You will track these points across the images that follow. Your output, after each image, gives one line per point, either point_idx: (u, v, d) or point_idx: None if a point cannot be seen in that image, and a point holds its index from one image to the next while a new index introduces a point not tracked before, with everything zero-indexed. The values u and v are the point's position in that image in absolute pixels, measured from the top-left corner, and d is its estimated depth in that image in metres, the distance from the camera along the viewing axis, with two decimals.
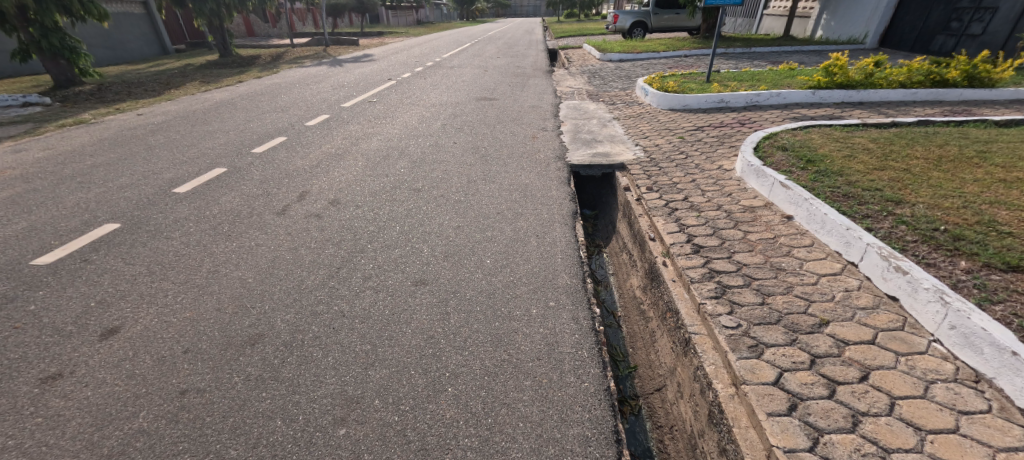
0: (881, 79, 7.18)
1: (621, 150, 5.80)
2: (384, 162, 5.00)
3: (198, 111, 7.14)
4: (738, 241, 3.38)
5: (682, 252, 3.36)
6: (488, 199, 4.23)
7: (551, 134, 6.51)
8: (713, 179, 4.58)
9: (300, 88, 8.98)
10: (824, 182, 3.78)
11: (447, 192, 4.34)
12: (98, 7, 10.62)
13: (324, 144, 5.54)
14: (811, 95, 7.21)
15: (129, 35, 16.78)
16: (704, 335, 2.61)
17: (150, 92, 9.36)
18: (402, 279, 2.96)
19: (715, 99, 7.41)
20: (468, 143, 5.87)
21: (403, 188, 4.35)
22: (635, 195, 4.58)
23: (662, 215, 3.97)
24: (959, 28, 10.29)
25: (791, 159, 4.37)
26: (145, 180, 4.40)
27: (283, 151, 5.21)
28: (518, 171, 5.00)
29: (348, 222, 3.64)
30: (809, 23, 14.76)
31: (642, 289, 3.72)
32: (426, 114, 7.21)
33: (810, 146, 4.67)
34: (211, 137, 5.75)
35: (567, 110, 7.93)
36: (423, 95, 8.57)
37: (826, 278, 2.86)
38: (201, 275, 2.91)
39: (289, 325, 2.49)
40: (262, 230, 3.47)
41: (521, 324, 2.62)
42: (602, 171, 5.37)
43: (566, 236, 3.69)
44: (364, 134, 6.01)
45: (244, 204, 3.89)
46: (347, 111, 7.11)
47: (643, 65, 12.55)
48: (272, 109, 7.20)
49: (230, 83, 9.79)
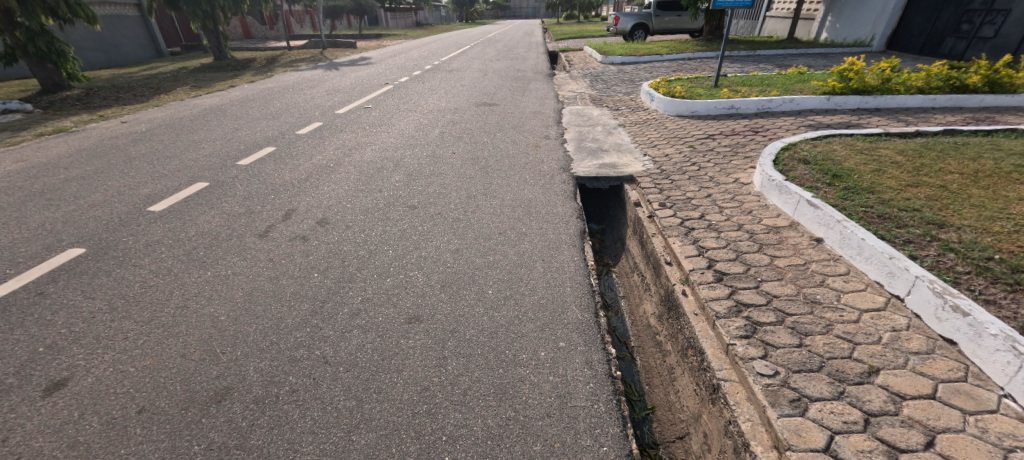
0: (898, 85, 6.89)
1: (629, 161, 5.49)
2: (378, 175, 4.69)
3: (186, 118, 6.83)
4: (765, 268, 3.07)
5: (703, 280, 3.06)
6: (489, 218, 3.92)
7: (555, 142, 6.20)
8: (730, 194, 4.28)
9: (293, 93, 8.68)
10: (854, 200, 3.48)
11: (445, 208, 4.03)
12: (86, 10, 10.24)
13: (315, 154, 5.23)
14: (826, 102, 6.94)
15: (123, 37, 16.49)
16: (735, 383, 2.31)
17: (138, 97, 9.06)
18: (394, 315, 2.64)
19: (725, 105, 7.11)
20: (468, 152, 5.57)
21: (398, 204, 4.04)
22: (646, 211, 4.28)
23: (678, 235, 3.67)
24: (970, 31, 10.01)
25: (815, 174, 4.07)
26: (120, 196, 4.09)
27: (271, 163, 4.90)
28: (521, 184, 4.69)
29: (337, 244, 3.34)
30: (814, 25, 14.47)
31: (657, 317, 3.42)
32: (424, 121, 6.90)
33: (833, 158, 4.36)
34: (195, 147, 5.43)
35: (570, 116, 7.63)
36: (420, 100, 8.28)
37: (869, 315, 2.56)
38: (168, 311, 2.61)
39: (262, 376, 2.18)
40: (241, 255, 3.16)
41: (529, 371, 2.32)
42: (610, 184, 5.07)
43: (575, 260, 3.39)
44: (358, 143, 5.70)
45: (224, 225, 3.58)
46: (341, 119, 6.81)
47: (647, 69, 12.25)
48: (262, 116, 6.89)
49: (222, 88, 9.49)
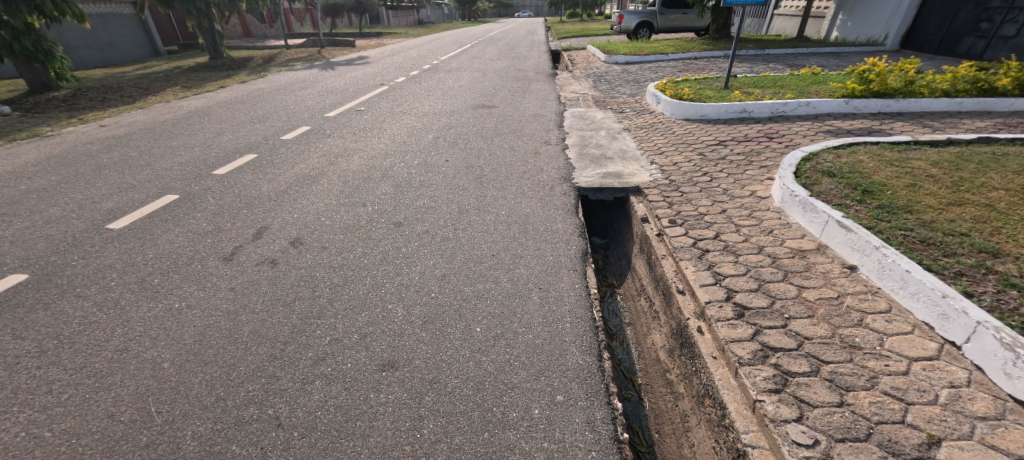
0: (922, 87, 6.53)
1: (634, 169, 5.11)
2: (364, 186, 4.35)
3: (168, 122, 6.48)
4: (794, 301, 2.72)
5: (721, 315, 2.69)
6: (481, 237, 3.55)
7: (555, 148, 5.83)
8: (747, 210, 3.90)
9: (284, 94, 8.32)
10: (891, 221, 3.14)
11: (434, 225, 3.68)
12: (74, 7, 9.82)
13: (298, 163, 4.87)
14: (844, 105, 6.55)
15: (117, 35, 16.16)
16: (765, 451, 1.98)
17: (124, 99, 8.73)
18: (365, 361, 2.29)
19: (737, 108, 6.72)
20: (463, 160, 5.20)
21: (383, 220, 3.69)
22: (655, 228, 3.90)
23: (692, 258, 3.30)
24: (989, 30, 9.59)
25: (842, 189, 3.70)
26: (78, 211, 3.73)
27: (250, 173, 4.55)
28: (518, 197, 4.33)
29: (310, 269, 2.98)
30: (823, 24, 14.01)
31: (668, 352, 3.06)
32: (418, 125, 6.54)
33: (860, 171, 3.99)
34: (171, 154, 5.09)
35: (573, 119, 7.26)
36: (415, 103, 7.92)
37: (920, 365, 2.23)
38: (104, 356, 2.25)
39: (200, 446, 1.85)
40: (198, 283, 2.81)
41: (520, 435, 1.98)
42: (614, 195, 4.70)
43: (576, 289, 3.03)
44: (345, 150, 5.34)
45: (186, 246, 3.22)
46: (331, 123, 6.45)
47: (652, 68, 11.84)
48: (248, 119, 6.53)
49: (211, 88, 9.14)
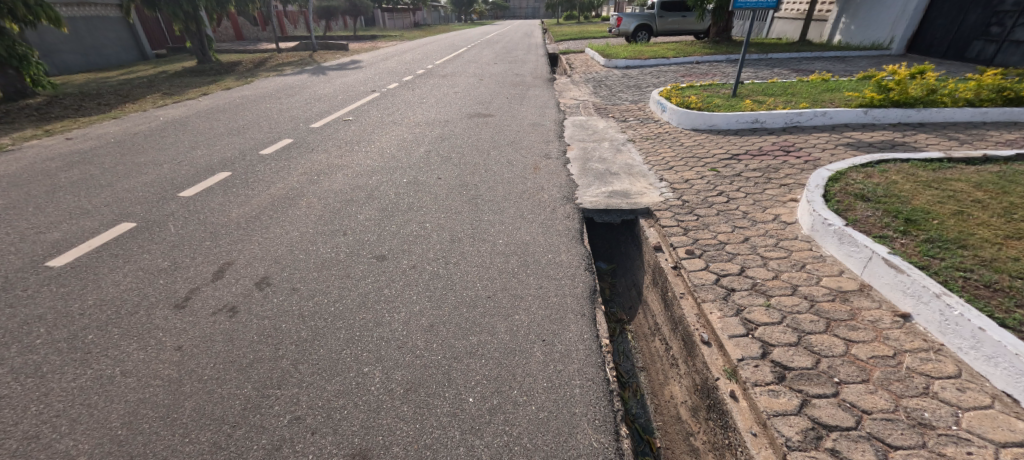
0: (944, 97, 6.16)
1: (643, 187, 4.70)
2: (345, 209, 3.92)
3: (140, 133, 6.03)
4: (843, 360, 2.33)
5: (758, 378, 2.30)
6: (476, 273, 3.13)
7: (556, 162, 5.42)
8: (772, 238, 3.50)
9: (269, 102, 7.89)
10: (945, 259, 2.75)
11: (422, 258, 3.25)
12: (49, 10, 9.41)
13: (276, 182, 4.45)
14: (863, 115, 6.17)
15: (103, 39, 15.68)
16: None
17: (100, 107, 8.25)
18: (331, 451, 1.88)
19: (749, 118, 6.32)
20: (456, 178, 4.79)
21: (364, 253, 3.27)
22: (669, 259, 3.48)
23: (716, 300, 2.89)
24: (1000, 34, 9.26)
25: (881, 217, 3.30)
26: (19, 244, 3.29)
27: (220, 195, 4.11)
28: (516, 221, 3.91)
29: (275, 319, 2.56)
30: (826, 27, 13.67)
31: (690, 410, 2.65)
32: (409, 137, 6.11)
33: (897, 195, 3.60)
34: (137, 171, 4.65)
35: (573, 129, 6.86)
36: (408, 111, 7.51)
37: (1010, 454, 1.87)
38: (7, 448, 1.86)
39: None
40: (139, 338, 2.39)
41: None
42: (622, 218, 4.29)
43: (585, 340, 2.62)
44: (329, 166, 4.92)
45: (133, 289, 2.79)
46: (316, 134, 6.03)
47: (653, 73, 11.46)
48: (227, 131, 6.11)
49: (193, 96, 8.70)
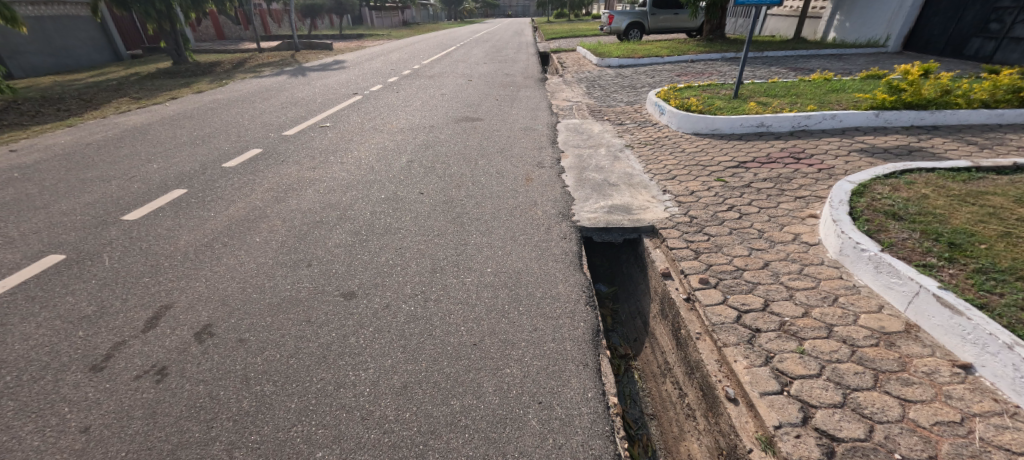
0: (959, 97, 5.82)
1: (646, 201, 4.28)
2: (312, 233, 3.46)
3: (94, 143, 5.51)
4: (904, 429, 1.94)
5: (802, 454, 1.91)
6: (459, 313, 2.69)
7: (550, 172, 4.99)
8: (795, 263, 3.10)
9: (241, 107, 7.37)
10: (1006, 295, 2.37)
11: (398, 295, 2.80)
12: (5, 8, 8.77)
13: (236, 200, 3.97)
14: (874, 118, 5.81)
15: (73, 40, 14.99)
16: None
17: (58, 113, 7.68)
18: None
19: (754, 122, 5.94)
20: (441, 192, 4.34)
21: (329, 289, 2.81)
22: (681, 289, 3.06)
23: (740, 344, 2.47)
24: (999, 31, 8.99)
25: (920, 240, 2.91)
26: None
27: (169, 218, 3.62)
28: (506, 245, 3.47)
29: (211, 383, 2.12)
30: (820, 24, 13.38)
31: None
32: (390, 145, 5.64)
33: (932, 213, 3.21)
34: (80, 190, 4.15)
35: (567, 133, 6.45)
36: (390, 116, 7.04)
37: None
38: None
39: None
40: (37, 417, 1.96)
41: None
42: (624, 236, 3.86)
43: (589, 399, 2.20)
44: (299, 180, 4.45)
45: (44, 345, 2.33)
46: (288, 143, 5.55)
47: (648, 72, 11.06)
48: (191, 140, 5.61)
49: (161, 100, 8.15)
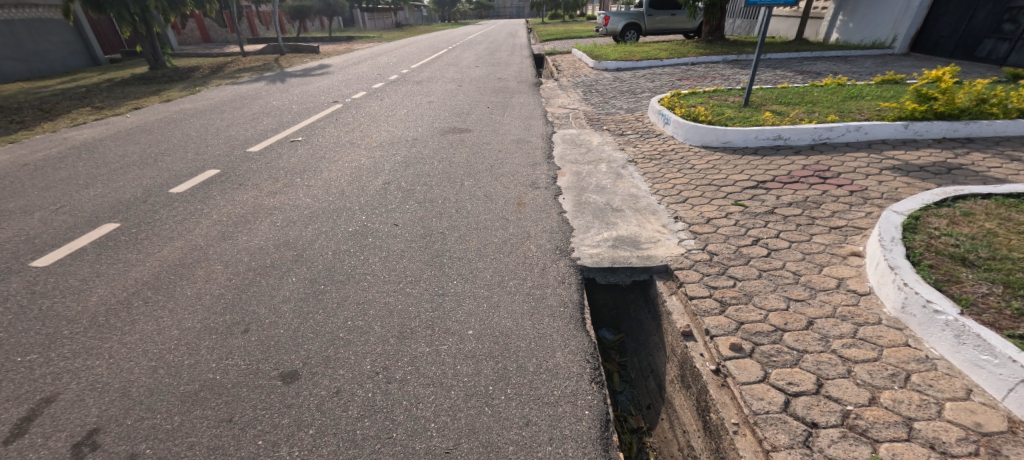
0: (994, 106, 5.28)
1: (655, 231, 3.69)
2: (257, 283, 2.85)
3: (30, 163, 4.90)
4: None
5: None
6: (428, 401, 2.10)
7: (545, 195, 4.40)
8: (848, 322, 2.52)
9: (209, 118, 6.75)
10: None
11: (353, 375, 2.20)
12: None
13: (174, 237, 3.36)
14: (903, 129, 5.26)
15: (46, 43, 14.27)
16: None
17: (9, 126, 7.04)
18: None
19: (770, 134, 5.37)
20: (418, 222, 3.75)
21: (264, 368, 2.21)
22: (707, 354, 2.46)
23: (794, 448, 1.90)
24: (1013, 32, 8.46)
25: (1004, 297, 2.35)
26: None
27: (88, 263, 3.01)
28: (493, 294, 2.87)
29: None
30: (822, 25, 12.84)
31: None
32: (366, 163, 5.04)
33: (1007, 257, 2.66)
34: None
35: (564, 145, 5.87)
36: (370, 127, 6.44)
37: None
38: None
39: None
40: None
41: None
42: (632, 278, 3.26)
43: None
44: (255, 209, 3.84)
45: None
46: (250, 162, 4.94)
47: (647, 76, 10.47)
48: (142, 159, 4.99)
49: (123, 111, 7.51)
